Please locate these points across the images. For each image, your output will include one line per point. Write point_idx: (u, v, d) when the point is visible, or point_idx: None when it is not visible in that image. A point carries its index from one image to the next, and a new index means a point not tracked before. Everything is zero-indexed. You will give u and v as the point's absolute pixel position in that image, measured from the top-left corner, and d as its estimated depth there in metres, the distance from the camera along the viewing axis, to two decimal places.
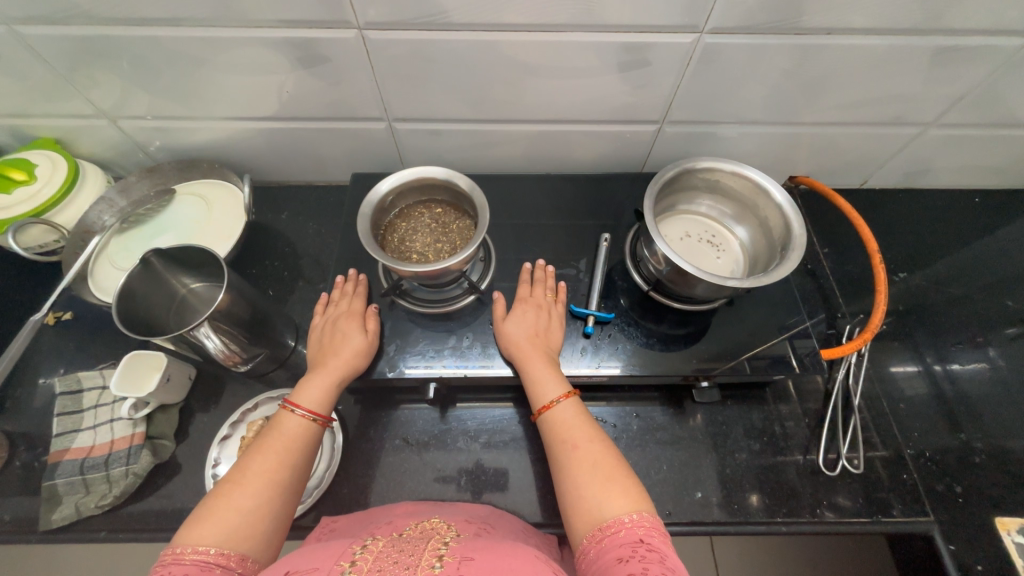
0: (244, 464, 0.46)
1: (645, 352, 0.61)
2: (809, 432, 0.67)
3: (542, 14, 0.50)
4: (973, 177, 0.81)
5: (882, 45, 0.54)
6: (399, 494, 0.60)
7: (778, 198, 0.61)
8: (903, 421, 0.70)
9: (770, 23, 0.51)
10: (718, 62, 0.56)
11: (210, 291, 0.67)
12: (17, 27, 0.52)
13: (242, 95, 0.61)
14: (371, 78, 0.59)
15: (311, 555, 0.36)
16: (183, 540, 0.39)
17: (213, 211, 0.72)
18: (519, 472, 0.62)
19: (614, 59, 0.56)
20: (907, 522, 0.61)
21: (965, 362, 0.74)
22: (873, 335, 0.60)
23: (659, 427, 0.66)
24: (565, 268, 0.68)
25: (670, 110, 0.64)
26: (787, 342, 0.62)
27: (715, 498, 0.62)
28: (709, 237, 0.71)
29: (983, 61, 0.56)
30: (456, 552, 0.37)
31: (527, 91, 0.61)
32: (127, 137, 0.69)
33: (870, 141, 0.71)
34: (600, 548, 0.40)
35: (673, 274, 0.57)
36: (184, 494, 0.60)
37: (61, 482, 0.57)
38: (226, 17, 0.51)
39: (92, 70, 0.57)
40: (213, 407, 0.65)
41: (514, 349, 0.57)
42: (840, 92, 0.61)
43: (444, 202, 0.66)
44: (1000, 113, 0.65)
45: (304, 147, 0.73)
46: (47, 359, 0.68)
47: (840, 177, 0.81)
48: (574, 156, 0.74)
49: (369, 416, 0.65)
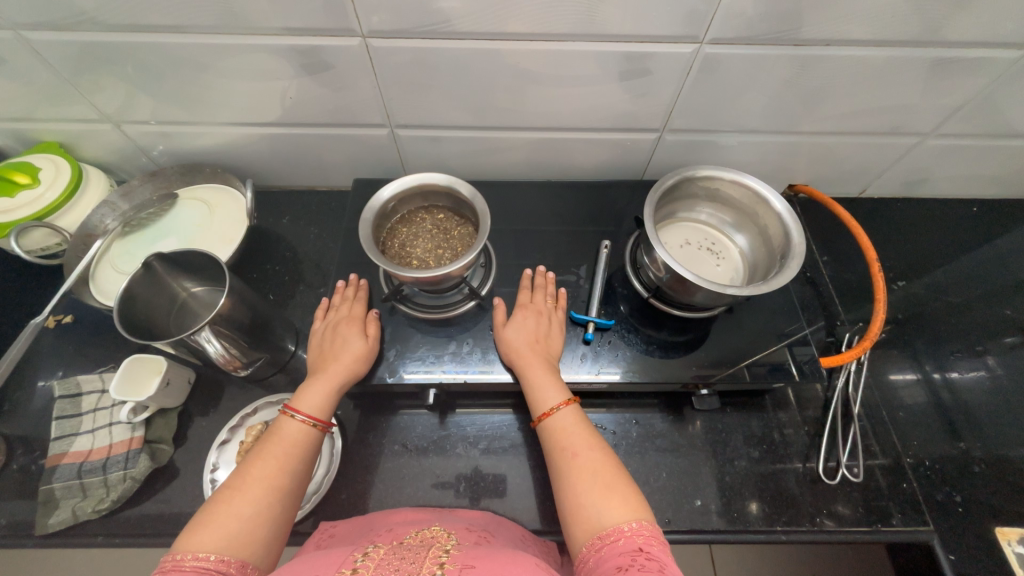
0: (244, 471, 0.45)
1: (645, 358, 0.61)
2: (808, 440, 0.67)
3: (544, 23, 0.50)
4: (970, 187, 0.81)
5: (880, 57, 0.55)
6: (397, 500, 0.60)
7: (777, 206, 0.61)
8: (903, 429, 0.70)
9: (769, 34, 0.52)
10: (718, 72, 0.57)
11: (210, 295, 0.68)
12: (24, 32, 0.52)
13: (246, 100, 0.62)
14: (374, 86, 0.59)
15: (311, 563, 0.36)
16: (184, 546, 0.39)
17: (214, 215, 0.73)
18: (518, 478, 0.62)
19: (615, 68, 0.56)
20: (907, 532, 0.61)
21: (964, 371, 0.74)
22: (873, 342, 0.59)
23: (658, 434, 0.66)
24: (565, 274, 0.68)
25: (670, 119, 0.65)
26: (787, 349, 0.63)
27: (715, 506, 0.61)
28: (709, 244, 0.71)
29: (979, 73, 0.57)
30: (457, 559, 0.37)
31: (528, 98, 0.61)
32: (130, 141, 0.70)
33: (869, 150, 0.72)
34: (599, 557, 0.40)
35: (673, 282, 0.57)
36: (182, 499, 0.59)
37: (58, 486, 0.57)
38: (231, 25, 0.51)
39: (98, 75, 0.58)
40: (212, 412, 0.65)
41: (515, 355, 0.57)
42: (838, 103, 0.62)
43: (446, 208, 0.66)
44: (998, 124, 0.65)
45: (306, 152, 0.73)
46: (47, 362, 0.68)
47: (838, 186, 0.82)
48: (575, 163, 0.75)
49: (368, 422, 0.65)
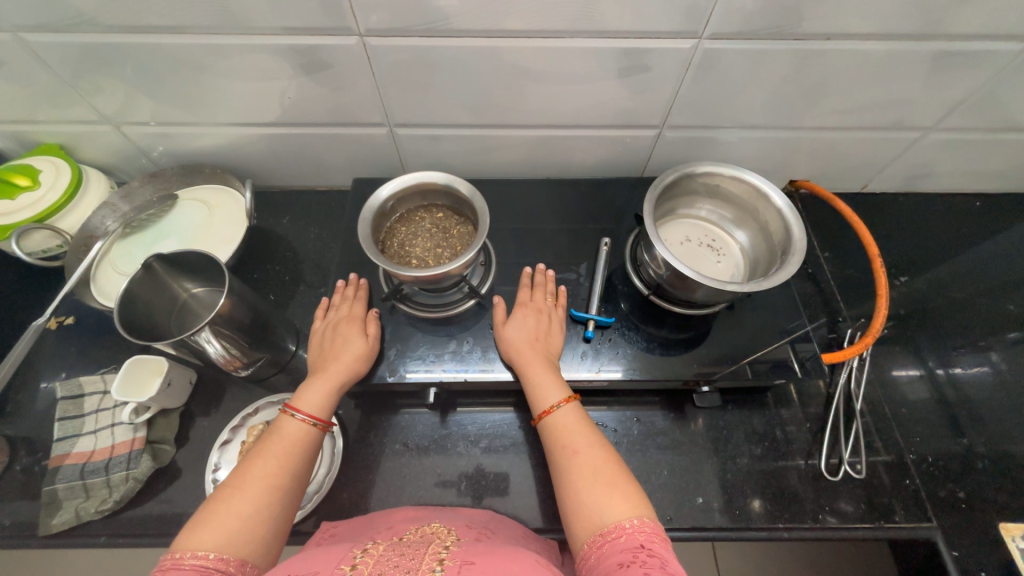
0: (245, 469, 0.46)
1: (645, 356, 0.61)
2: (810, 437, 0.66)
3: (543, 20, 0.50)
4: (973, 181, 0.81)
5: (880, 51, 0.54)
6: (398, 499, 0.60)
7: (778, 202, 0.61)
8: (905, 426, 0.70)
9: (769, 29, 0.51)
10: (718, 68, 0.56)
11: (210, 296, 0.68)
12: (23, 35, 0.52)
13: (245, 101, 0.62)
14: (373, 85, 0.59)
15: (311, 560, 0.36)
16: (184, 545, 0.39)
17: (214, 215, 0.73)
18: (519, 477, 0.62)
19: (614, 65, 0.56)
20: (910, 528, 0.61)
21: (966, 366, 0.74)
22: (875, 338, 0.59)
23: (659, 432, 0.66)
24: (565, 272, 0.68)
25: (670, 115, 0.64)
26: (788, 346, 0.62)
27: (716, 503, 0.61)
28: (709, 241, 0.71)
29: (981, 66, 0.56)
30: (457, 556, 0.37)
31: (528, 96, 0.61)
32: (130, 142, 0.70)
33: (870, 145, 0.71)
34: (600, 554, 0.40)
35: (673, 279, 0.57)
36: (184, 499, 0.60)
37: (61, 487, 0.57)
38: (229, 25, 0.51)
39: (97, 76, 0.58)
40: (213, 412, 0.66)
41: (514, 353, 0.57)
42: (839, 98, 0.61)
43: (446, 207, 0.66)
44: (1001, 118, 0.65)
45: (306, 152, 0.73)
46: (49, 363, 0.68)
47: (839, 181, 0.82)
48: (575, 161, 0.75)
49: (369, 421, 0.65)
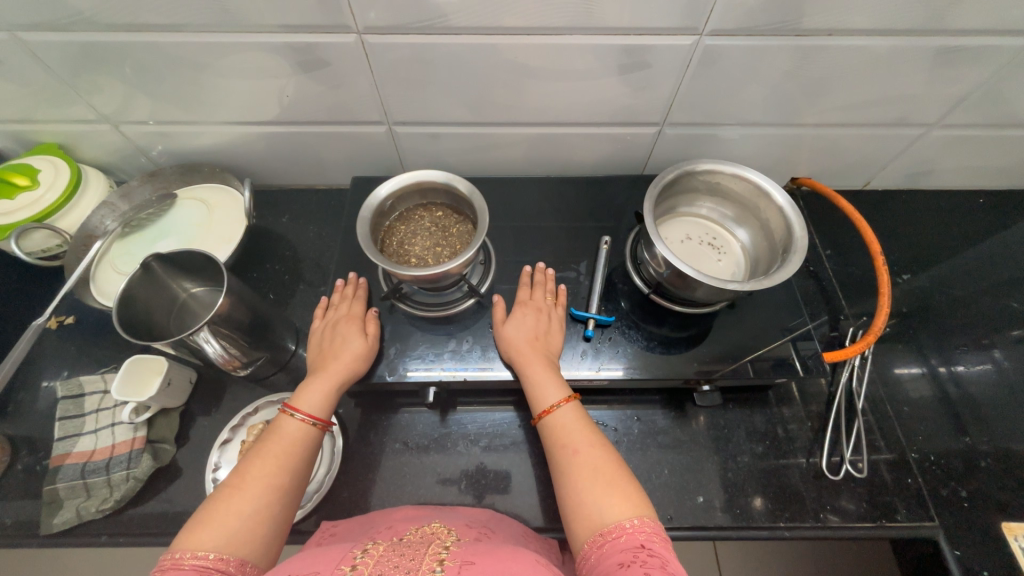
0: (244, 469, 0.45)
1: (646, 354, 0.61)
2: (812, 435, 0.66)
3: (542, 17, 0.50)
4: (976, 178, 0.80)
5: (883, 46, 0.54)
6: (399, 498, 0.60)
7: (778, 200, 0.60)
8: (908, 424, 0.70)
9: (770, 25, 0.51)
10: (719, 65, 0.56)
11: (210, 295, 0.68)
12: (20, 34, 0.52)
13: (243, 99, 0.61)
14: (371, 82, 0.59)
15: (311, 560, 0.36)
16: (183, 545, 0.39)
17: (213, 215, 0.72)
18: (520, 476, 0.62)
19: (614, 62, 0.55)
20: (912, 527, 0.60)
21: (970, 365, 0.73)
22: (877, 337, 0.58)
23: (660, 431, 0.65)
24: (564, 271, 0.68)
25: (671, 113, 0.64)
26: (790, 344, 0.62)
27: (717, 502, 0.61)
28: (710, 239, 0.70)
29: (986, 62, 0.56)
30: (457, 556, 0.37)
31: (527, 93, 0.61)
32: (128, 141, 0.70)
33: (873, 142, 0.71)
34: (600, 554, 0.40)
35: (673, 277, 0.57)
36: (185, 499, 0.60)
37: (62, 487, 0.57)
38: (226, 23, 0.51)
39: (95, 75, 0.58)
40: (213, 412, 0.66)
41: (514, 353, 0.57)
42: (841, 94, 0.61)
43: (445, 205, 0.66)
44: (1005, 114, 0.64)
45: (305, 151, 0.73)
46: (50, 362, 0.68)
47: (841, 179, 0.81)
48: (574, 158, 0.74)
49: (369, 420, 0.65)
